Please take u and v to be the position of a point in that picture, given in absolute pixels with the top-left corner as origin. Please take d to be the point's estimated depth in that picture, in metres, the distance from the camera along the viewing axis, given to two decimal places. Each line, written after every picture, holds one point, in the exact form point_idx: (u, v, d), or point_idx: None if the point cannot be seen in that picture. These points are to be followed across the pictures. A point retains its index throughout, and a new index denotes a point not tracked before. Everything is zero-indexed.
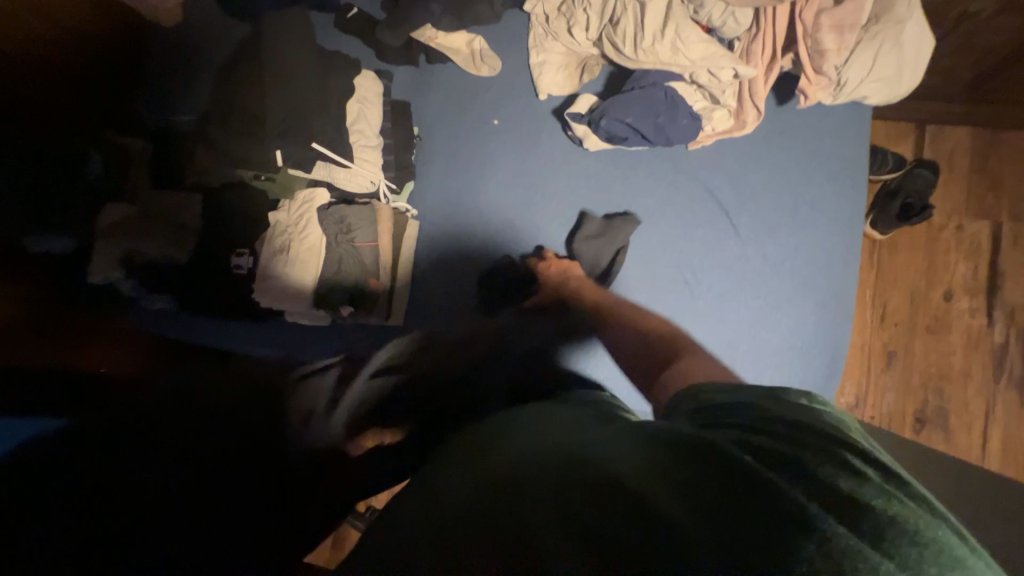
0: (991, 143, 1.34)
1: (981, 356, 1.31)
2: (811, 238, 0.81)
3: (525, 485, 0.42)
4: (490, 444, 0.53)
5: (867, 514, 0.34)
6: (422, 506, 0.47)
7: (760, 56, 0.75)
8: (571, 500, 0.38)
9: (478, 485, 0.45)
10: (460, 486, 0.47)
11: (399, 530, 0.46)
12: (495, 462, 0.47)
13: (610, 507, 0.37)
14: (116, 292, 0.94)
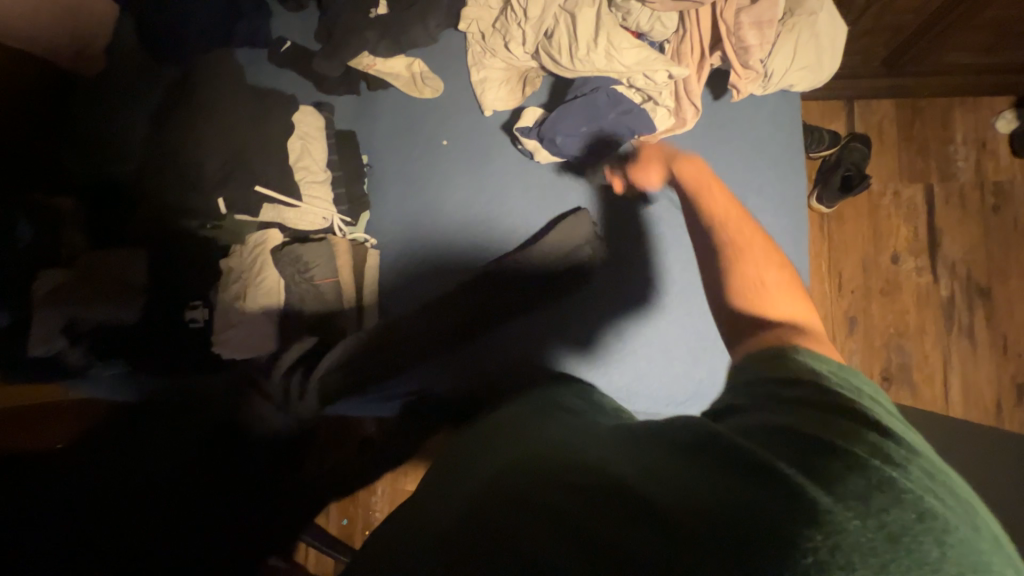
0: (913, 111, 1.43)
1: (932, 310, 1.39)
2: (763, 224, 0.84)
3: (520, 489, 0.42)
4: (498, 446, 0.54)
5: (875, 507, 0.33)
6: (425, 505, 0.48)
7: (690, 57, 0.78)
8: (563, 508, 0.39)
9: (475, 489, 0.46)
10: (466, 483, 0.48)
11: (404, 525, 0.47)
12: (499, 465, 0.48)
13: (606, 511, 0.37)
14: (61, 363, 0.86)
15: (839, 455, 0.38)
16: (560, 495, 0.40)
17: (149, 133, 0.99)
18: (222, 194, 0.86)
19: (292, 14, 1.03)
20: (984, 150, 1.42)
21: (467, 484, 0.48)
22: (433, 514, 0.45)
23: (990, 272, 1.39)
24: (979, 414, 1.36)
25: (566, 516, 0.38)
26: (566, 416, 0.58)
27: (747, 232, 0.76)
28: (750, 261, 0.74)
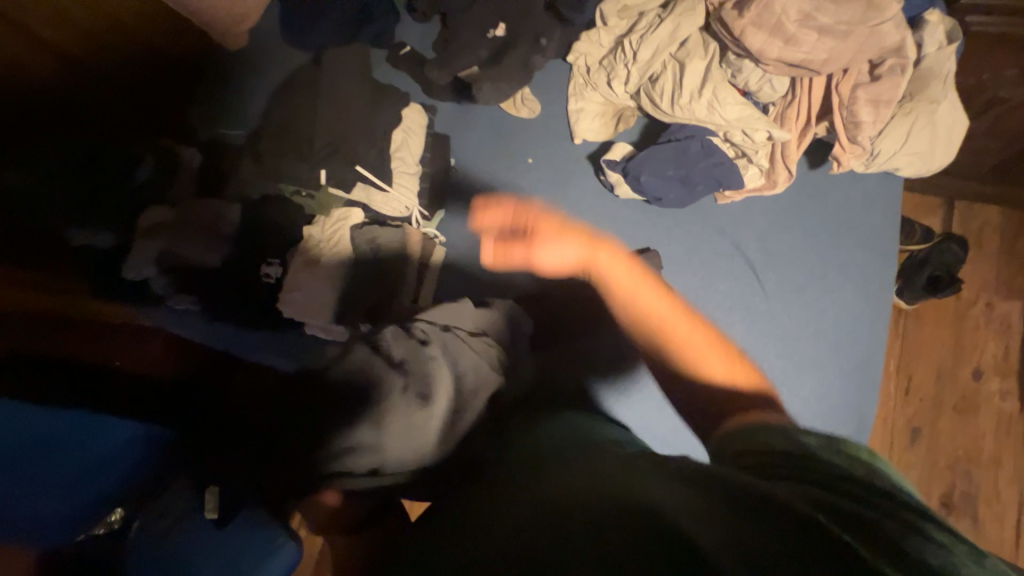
0: (1020, 224, 1.34)
1: (1011, 441, 1.25)
2: (838, 304, 0.80)
3: (531, 542, 0.39)
4: (515, 491, 0.50)
5: (910, 537, 0.29)
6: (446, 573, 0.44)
7: (794, 121, 0.77)
8: (567, 553, 0.35)
9: (491, 551, 0.42)
10: (485, 542, 0.44)
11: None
12: (516, 517, 0.45)
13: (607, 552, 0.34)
14: (145, 288, 0.96)
15: (861, 500, 0.32)
16: (564, 539, 0.37)
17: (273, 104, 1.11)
18: (324, 166, 0.93)
19: (417, 24, 1.14)
20: None
21: (484, 540, 0.45)
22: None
23: None
24: None
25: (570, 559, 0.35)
26: (581, 449, 0.54)
27: (700, 337, 0.59)
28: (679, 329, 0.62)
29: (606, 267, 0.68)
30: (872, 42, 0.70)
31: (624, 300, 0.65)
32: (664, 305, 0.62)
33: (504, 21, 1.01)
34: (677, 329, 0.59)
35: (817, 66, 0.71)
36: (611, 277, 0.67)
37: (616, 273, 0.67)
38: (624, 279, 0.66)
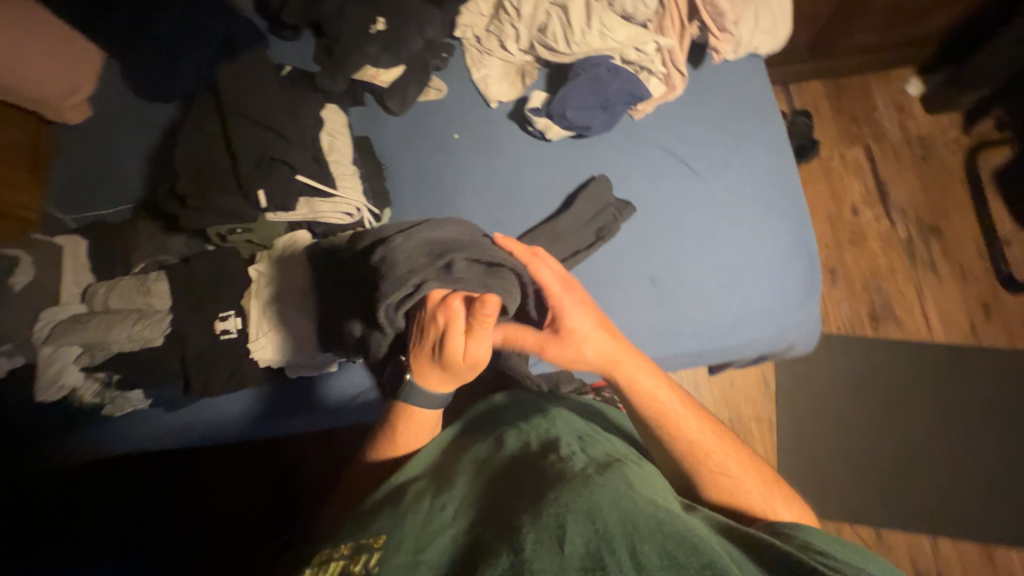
0: (838, 87, 1.66)
1: (897, 251, 1.53)
2: (758, 165, 0.91)
3: (567, 505, 0.48)
4: (529, 454, 0.60)
5: None
6: (461, 508, 0.54)
7: (672, 29, 0.89)
8: (608, 529, 0.45)
9: (517, 498, 0.52)
10: (501, 491, 0.55)
11: (424, 536, 0.51)
12: (535, 475, 0.56)
13: (658, 542, 0.44)
14: (78, 402, 0.85)
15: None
16: (604, 518, 0.46)
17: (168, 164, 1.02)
18: (261, 187, 0.84)
19: (290, 44, 1.12)
20: (903, 112, 1.62)
21: (507, 490, 0.55)
22: (468, 525, 0.51)
23: (937, 211, 1.54)
24: (959, 336, 1.46)
25: (611, 535, 0.45)
26: (583, 431, 0.66)
27: (739, 462, 0.70)
28: (719, 458, 0.70)
29: (632, 377, 0.73)
30: None
31: (667, 416, 0.71)
32: (706, 438, 0.71)
33: (382, 14, 1.03)
34: (714, 456, 0.70)
35: None
36: (645, 393, 0.72)
37: (661, 395, 0.72)
38: (671, 406, 0.72)
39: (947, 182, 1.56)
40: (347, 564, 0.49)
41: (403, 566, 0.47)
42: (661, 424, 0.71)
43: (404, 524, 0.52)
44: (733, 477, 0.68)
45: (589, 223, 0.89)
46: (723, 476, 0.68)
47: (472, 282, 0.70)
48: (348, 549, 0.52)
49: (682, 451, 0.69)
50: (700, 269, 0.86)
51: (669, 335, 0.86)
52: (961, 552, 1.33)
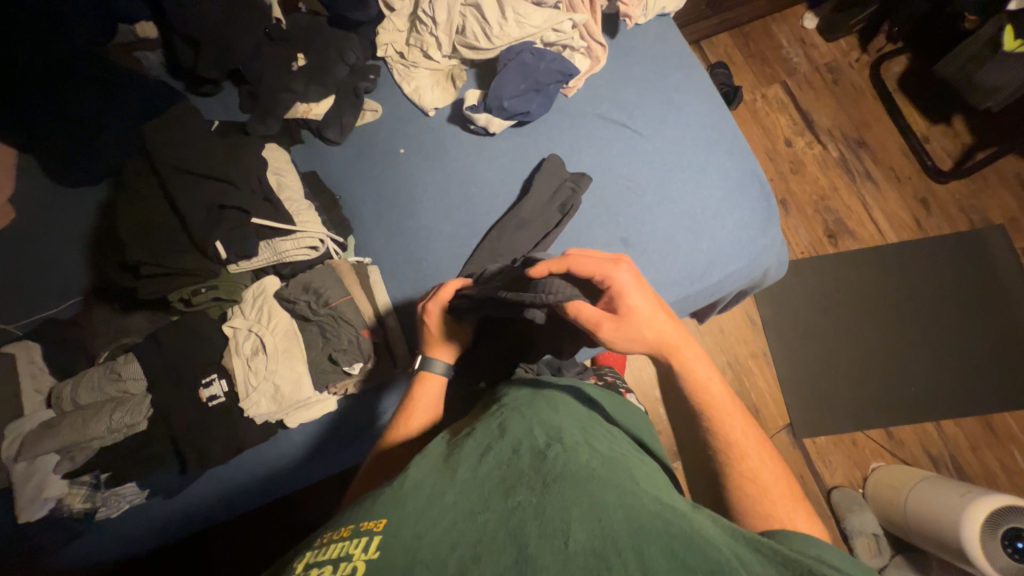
0: (744, 35, 1.76)
1: (835, 170, 1.63)
2: (693, 112, 0.94)
3: (576, 501, 0.50)
4: (534, 440, 0.60)
5: None
6: (464, 494, 0.53)
7: (582, 5, 0.93)
8: (614, 531, 0.47)
9: (523, 485, 0.53)
10: (504, 476, 0.55)
11: (425, 522, 0.49)
12: (540, 465, 0.55)
13: (663, 538, 0.47)
14: (64, 514, 0.78)
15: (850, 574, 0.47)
16: (612, 517, 0.49)
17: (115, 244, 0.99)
18: (218, 238, 0.79)
19: (214, 99, 1.10)
20: (806, 45, 1.74)
21: (511, 475, 0.55)
22: (470, 510, 0.50)
23: (859, 126, 1.65)
24: (908, 233, 1.56)
25: (617, 535, 0.47)
26: (582, 422, 0.68)
27: (773, 470, 0.67)
28: (755, 459, 0.69)
29: (684, 361, 0.74)
30: None
31: (710, 399, 0.73)
32: (748, 440, 0.70)
33: (300, 50, 1.02)
34: (755, 457, 0.69)
35: None
36: (695, 375, 0.73)
37: (703, 376, 0.74)
38: (711, 387, 0.73)
39: (861, 98, 1.67)
40: (346, 548, 0.48)
41: (403, 549, 0.46)
42: (701, 400, 0.73)
43: (404, 508, 0.51)
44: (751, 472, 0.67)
45: (551, 202, 0.91)
46: (742, 473, 0.67)
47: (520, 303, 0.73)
48: (346, 531, 0.50)
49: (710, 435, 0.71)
50: (665, 220, 0.89)
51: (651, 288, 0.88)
52: (963, 429, 1.41)
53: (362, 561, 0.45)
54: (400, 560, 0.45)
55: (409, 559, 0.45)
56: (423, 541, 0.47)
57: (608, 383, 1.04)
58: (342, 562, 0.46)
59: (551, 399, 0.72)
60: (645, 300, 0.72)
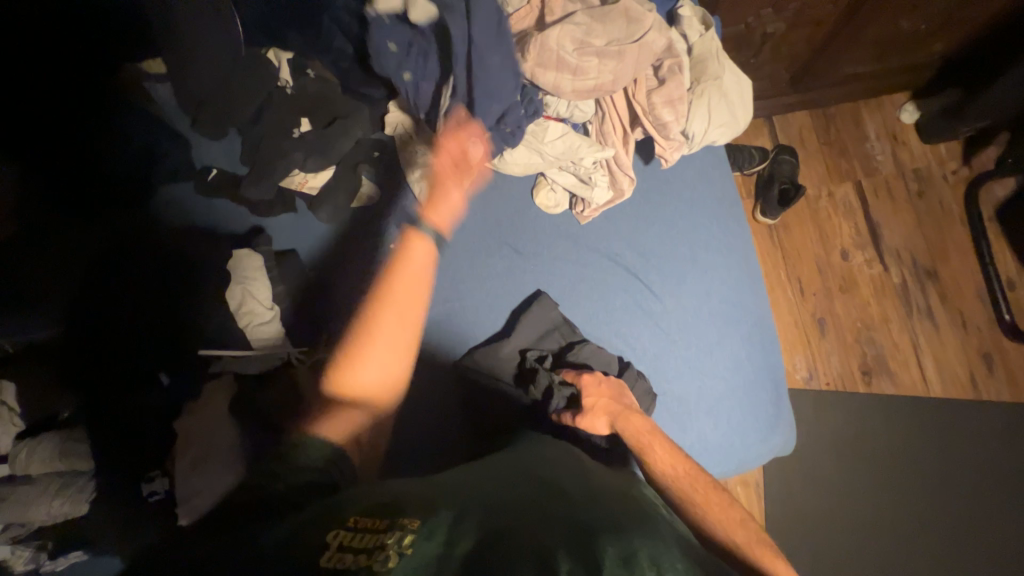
0: (827, 116, 1.53)
1: (891, 298, 1.43)
2: (716, 275, 0.82)
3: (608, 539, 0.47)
4: (569, 489, 0.57)
5: None
6: (489, 513, 0.50)
7: (614, 134, 0.81)
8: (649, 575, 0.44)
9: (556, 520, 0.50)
10: (536, 512, 0.51)
11: (457, 530, 0.47)
12: (570, 507, 0.53)
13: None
14: (5, 572, 0.80)
15: None
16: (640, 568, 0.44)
17: (84, 282, 0.92)
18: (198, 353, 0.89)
19: (215, 142, 1.03)
20: (896, 142, 1.50)
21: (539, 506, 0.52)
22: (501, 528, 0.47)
23: (933, 252, 1.43)
24: (957, 391, 1.37)
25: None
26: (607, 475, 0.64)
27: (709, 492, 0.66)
28: (695, 490, 0.67)
29: (624, 422, 0.72)
30: (644, 53, 0.73)
31: (648, 445, 0.70)
32: (684, 472, 0.68)
33: (306, 115, 0.95)
34: (698, 488, 0.67)
35: (608, 87, 0.74)
36: (630, 426, 0.71)
37: (643, 430, 0.71)
38: (654, 437, 0.71)
39: (946, 220, 1.44)
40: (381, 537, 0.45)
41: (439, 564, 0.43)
42: (650, 456, 0.69)
43: (436, 526, 0.47)
44: (716, 515, 0.65)
45: (536, 344, 0.83)
46: (699, 509, 0.65)
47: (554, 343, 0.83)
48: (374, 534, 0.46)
49: (664, 484, 0.68)
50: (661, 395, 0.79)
51: (685, 434, 0.77)
52: None
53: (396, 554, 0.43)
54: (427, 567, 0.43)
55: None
56: (449, 556, 0.44)
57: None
58: (374, 549, 0.44)
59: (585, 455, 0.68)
60: (607, 411, 0.73)
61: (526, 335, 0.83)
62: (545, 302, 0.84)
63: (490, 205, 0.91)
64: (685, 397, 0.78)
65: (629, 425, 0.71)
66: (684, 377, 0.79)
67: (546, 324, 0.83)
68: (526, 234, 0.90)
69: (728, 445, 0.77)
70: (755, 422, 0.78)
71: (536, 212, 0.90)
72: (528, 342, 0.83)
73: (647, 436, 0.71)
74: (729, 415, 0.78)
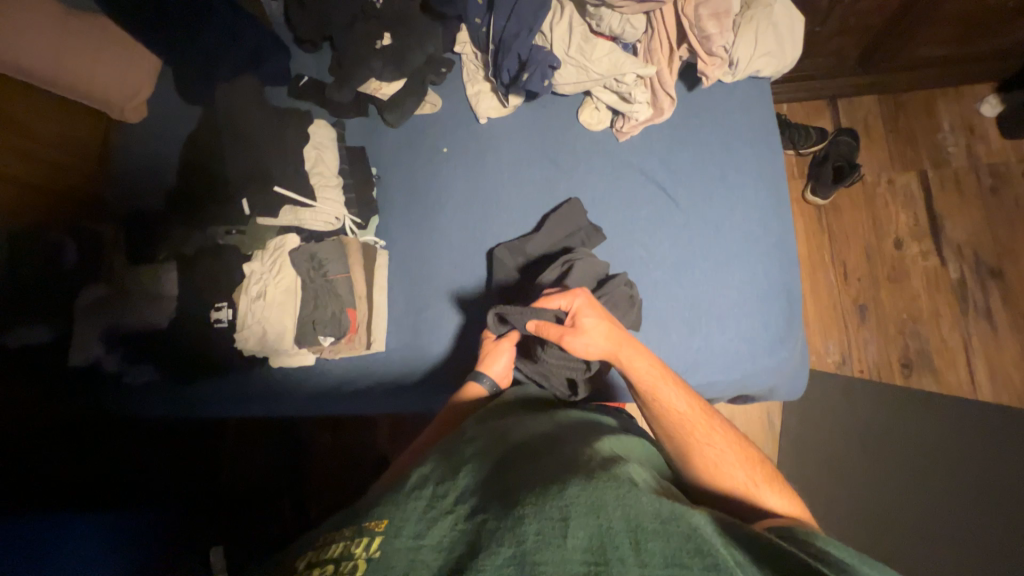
0: (897, 104, 1.49)
1: (945, 293, 1.35)
2: (742, 195, 0.85)
3: (573, 494, 0.47)
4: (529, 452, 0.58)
5: None
6: (461, 494, 0.51)
7: (660, 52, 0.87)
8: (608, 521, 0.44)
9: (521, 486, 0.50)
10: (499, 483, 0.53)
11: (424, 526, 0.48)
12: (529, 471, 0.53)
13: (664, 544, 0.43)
14: (99, 368, 0.99)
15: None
16: (609, 514, 0.45)
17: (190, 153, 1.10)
18: (245, 198, 0.98)
19: (310, 55, 1.20)
20: (972, 135, 1.42)
21: (507, 479, 0.53)
22: (469, 511, 0.49)
23: (1000, 251, 1.35)
24: (1011, 398, 1.27)
25: (615, 532, 0.44)
26: (570, 428, 0.66)
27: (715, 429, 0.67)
28: (698, 429, 0.68)
29: (626, 359, 0.72)
30: None
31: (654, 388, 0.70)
32: (691, 415, 0.68)
33: (388, 30, 1.08)
34: (700, 431, 0.67)
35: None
36: (636, 370, 0.71)
37: (645, 368, 0.72)
38: (660, 379, 0.71)
39: (1019, 220, 1.35)
40: (348, 547, 0.47)
41: (407, 549, 0.45)
42: (652, 398, 0.70)
43: (403, 509, 0.50)
44: (719, 453, 0.65)
45: (560, 243, 0.89)
46: (704, 450, 0.66)
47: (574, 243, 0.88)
48: (351, 530, 0.49)
49: (665, 425, 0.69)
50: (669, 300, 0.83)
51: (690, 339, 0.81)
52: None
53: (364, 560, 0.44)
54: (401, 564, 0.44)
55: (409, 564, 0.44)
56: (420, 548, 0.46)
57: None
58: (343, 561, 0.45)
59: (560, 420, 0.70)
60: (606, 335, 0.72)
61: (551, 236, 0.89)
62: (574, 207, 0.90)
63: (537, 122, 0.99)
64: (696, 304, 0.82)
65: (630, 363, 0.72)
66: (697, 285, 0.82)
67: (572, 228, 0.89)
68: (566, 149, 0.96)
69: (731, 355, 0.80)
70: (762, 338, 0.80)
71: (578, 129, 0.96)
72: (551, 242, 0.89)
73: (649, 376, 0.71)
74: (737, 326, 0.80)
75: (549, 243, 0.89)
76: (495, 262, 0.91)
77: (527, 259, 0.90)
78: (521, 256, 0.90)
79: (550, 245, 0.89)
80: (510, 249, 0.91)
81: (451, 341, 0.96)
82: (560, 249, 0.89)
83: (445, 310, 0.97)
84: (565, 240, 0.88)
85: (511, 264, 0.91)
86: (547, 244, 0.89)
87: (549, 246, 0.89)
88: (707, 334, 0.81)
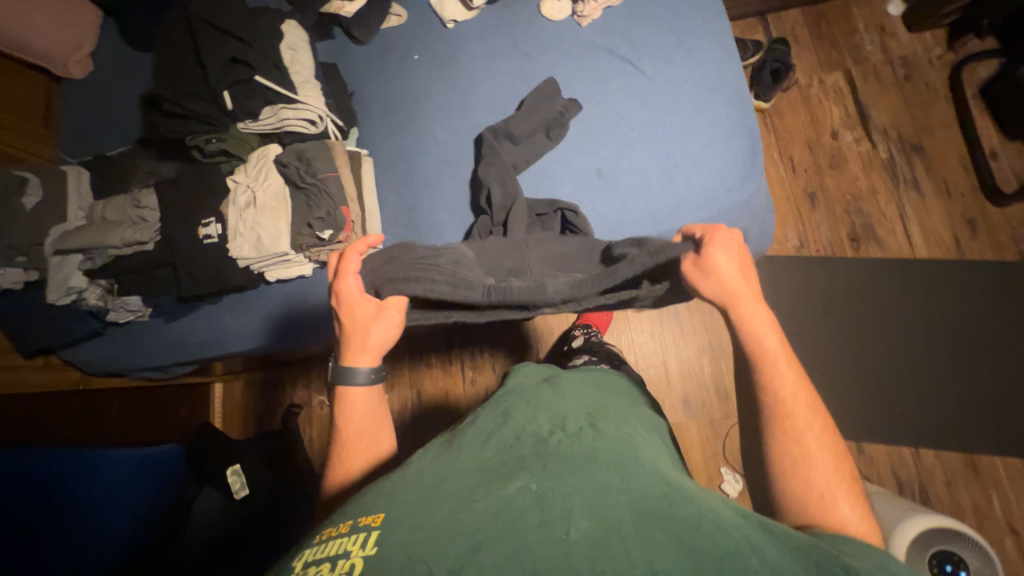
0: (818, 13, 1.64)
1: (879, 172, 1.51)
2: (697, 58, 0.93)
3: (577, 486, 0.47)
4: (545, 430, 0.56)
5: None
6: (468, 485, 0.50)
7: None
8: (618, 516, 0.44)
9: (525, 470, 0.50)
10: (506, 467, 0.51)
11: (423, 516, 0.46)
12: (548, 455, 0.52)
13: (667, 526, 0.43)
14: (85, 303, 0.99)
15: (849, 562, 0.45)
16: (615, 505, 0.45)
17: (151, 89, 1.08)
18: (226, 89, 0.93)
19: None
20: (884, 34, 1.59)
21: (511, 459, 0.52)
22: (469, 498, 0.48)
23: (919, 130, 1.52)
24: (943, 253, 1.44)
25: (618, 523, 0.44)
26: (582, 408, 0.63)
27: (814, 420, 0.59)
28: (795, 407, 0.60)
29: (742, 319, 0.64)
30: None
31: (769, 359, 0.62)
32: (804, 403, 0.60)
33: None
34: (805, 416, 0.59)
35: None
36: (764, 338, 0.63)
37: (769, 343, 0.63)
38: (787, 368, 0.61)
39: (930, 101, 1.53)
40: (345, 544, 0.45)
41: (403, 543, 0.44)
42: (764, 379, 0.62)
43: (399, 505, 0.48)
44: (809, 455, 0.57)
45: (539, 120, 0.93)
46: (798, 443, 0.58)
47: (552, 121, 0.93)
48: (346, 526, 0.48)
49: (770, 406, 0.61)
50: (644, 157, 0.91)
51: (667, 188, 0.89)
52: (942, 460, 1.31)
53: (361, 558, 0.43)
54: (399, 553, 0.43)
55: (408, 552, 0.43)
56: (420, 539, 0.44)
57: (603, 360, 1.18)
58: (340, 559, 0.44)
59: (561, 384, 0.70)
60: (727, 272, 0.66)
61: (530, 115, 0.93)
62: (547, 89, 0.95)
63: (502, 21, 1.04)
64: (671, 156, 0.90)
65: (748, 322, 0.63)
66: (668, 141, 0.91)
67: (550, 109, 0.93)
68: (533, 40, 1.02)
69: (706, 196, 0.88)
70: (731, 177, 0.88)
71: (542, 22, 1.02)
72: (531, 121, 0.93)
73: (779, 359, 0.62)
74: (709, 169, 0.88)
75: (530, 122, 0.93)
76: (484, 150, 0.93)
77: (509, 142, 0.94)
78: (506, 141, 0.93)
79: (530, 124, 0.93)
80: (496, 135, 0.93)
81: (447, 233, 0.98)
82: (540, 128, 0.94)
83: (437, 204, 0.99)
84: (544, 119, 0.93)
85: (497, 148, 0.92)
86: (527, 121, 0.93)
87: (529, 124, 0.93)
88: (683, 181, 0.89)
